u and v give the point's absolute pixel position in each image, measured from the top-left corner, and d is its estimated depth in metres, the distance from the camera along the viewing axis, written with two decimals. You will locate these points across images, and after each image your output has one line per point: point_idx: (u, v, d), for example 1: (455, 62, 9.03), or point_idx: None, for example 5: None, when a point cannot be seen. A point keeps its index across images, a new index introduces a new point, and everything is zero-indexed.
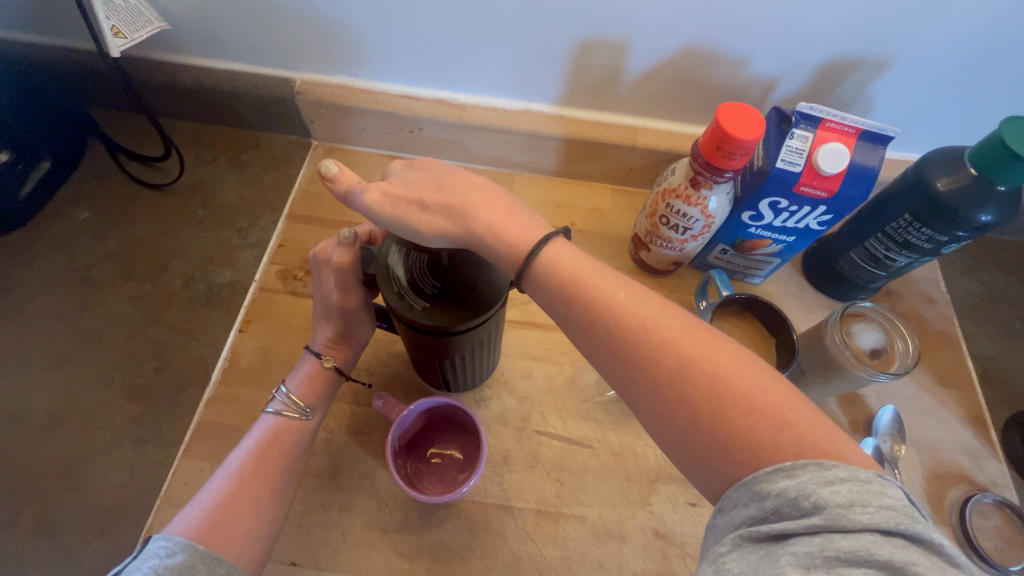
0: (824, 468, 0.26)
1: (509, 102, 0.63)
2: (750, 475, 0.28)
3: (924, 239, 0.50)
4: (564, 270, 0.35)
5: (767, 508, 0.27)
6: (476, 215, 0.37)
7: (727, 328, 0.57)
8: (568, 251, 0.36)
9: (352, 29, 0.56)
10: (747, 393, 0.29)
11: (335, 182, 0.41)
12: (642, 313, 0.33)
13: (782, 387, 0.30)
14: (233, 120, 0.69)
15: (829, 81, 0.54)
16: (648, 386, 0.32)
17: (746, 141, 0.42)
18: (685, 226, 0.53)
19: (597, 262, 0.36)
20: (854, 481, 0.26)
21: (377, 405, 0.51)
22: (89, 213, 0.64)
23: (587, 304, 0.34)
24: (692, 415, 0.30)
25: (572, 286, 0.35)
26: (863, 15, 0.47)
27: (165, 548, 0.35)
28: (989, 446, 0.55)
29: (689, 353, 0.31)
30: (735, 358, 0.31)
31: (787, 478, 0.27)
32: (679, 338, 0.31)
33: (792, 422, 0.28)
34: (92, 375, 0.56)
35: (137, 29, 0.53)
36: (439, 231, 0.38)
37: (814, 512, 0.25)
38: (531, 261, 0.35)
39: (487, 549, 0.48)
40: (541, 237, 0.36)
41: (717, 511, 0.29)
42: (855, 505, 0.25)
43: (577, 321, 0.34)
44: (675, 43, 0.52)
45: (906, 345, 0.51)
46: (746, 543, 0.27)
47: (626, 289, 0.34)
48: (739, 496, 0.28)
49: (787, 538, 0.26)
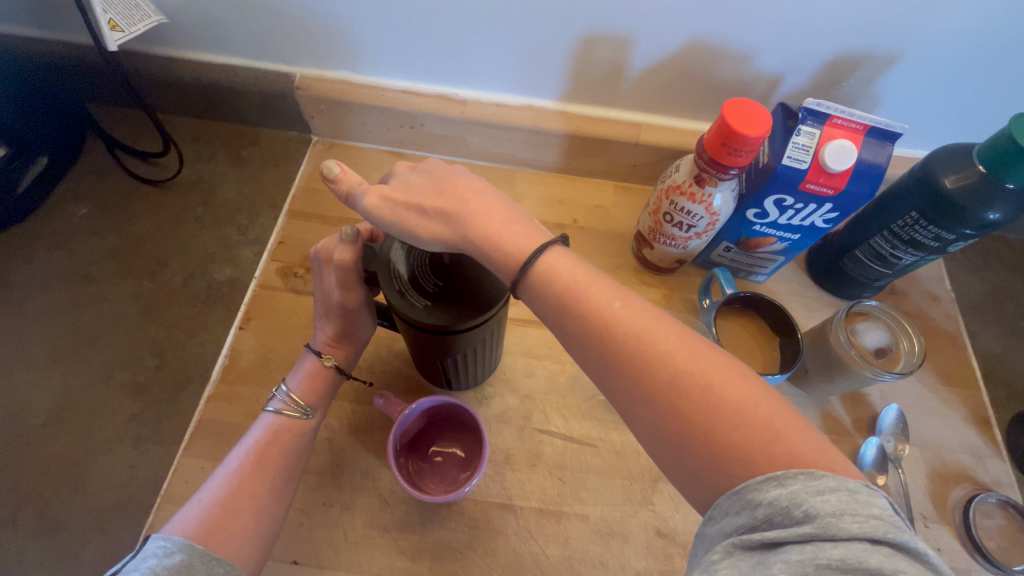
0: (815, 477, 0.26)
1: (511, 98, 0.62)
2: (742, 484, 0.27)
3: (931, 237, 0.49)
4: (561, 280, 0.34)
5: (760, 517, 0.26)
6: (476, 221, 0.37)
7: (731, 324, 0.56)
8: (566, 259, 0.35)
9: (351, 22, 0.55)
10: (738, 406, 0.29)
11: (337, 183, 0.41)
12: (637, 325, 0.32)
13: (773, 400, 0.29)
14: (232, 115, 0.68)
15: (835, 77, 0.53)
16: (640, 398, 0.31)
17: (753, 137, 0.42)
18: (689, 224, 0.53)
19: (594, 271, 0.35)
20: (844, 491, 0.26)
21: (378, 404, 0.51)
22: (88, 208, 0.64)
23: (583, 315, 0.33)
24: (683, 428, 0.30)
25: (568, 295, 0.34)
26: (869, 11, 0.46)
27: (164, 548, 0.34)
28: (993, 446, 0.55)
29: (682, 365, 0.30)
30: (728, 370, 0.30)
31: (779, 487, 0.26)
32: (673, 350, 0.31)
33: (784, 435, 0.28)
34: (91, 373, 0.55)
35: (135, 22, 0.52)
36: (438, 236, 0.38)
37: (805, 521, 0.25)
38: (527, 270, 0.35)
39: (489, 548, 0.48)
40: (539, 245, 0.36)
41: (706, 519, 0.29)
42: (845, 514, 0.25)
43: (572, 331, 0.34)
44: (678, 39, 0.51)
45: (912, 344, 0.51)
46: (738, 551, 0.26)
47: (621, 300, 0.33)
48: (731, 504, 0.28)
49: (779, 546, 0.25)
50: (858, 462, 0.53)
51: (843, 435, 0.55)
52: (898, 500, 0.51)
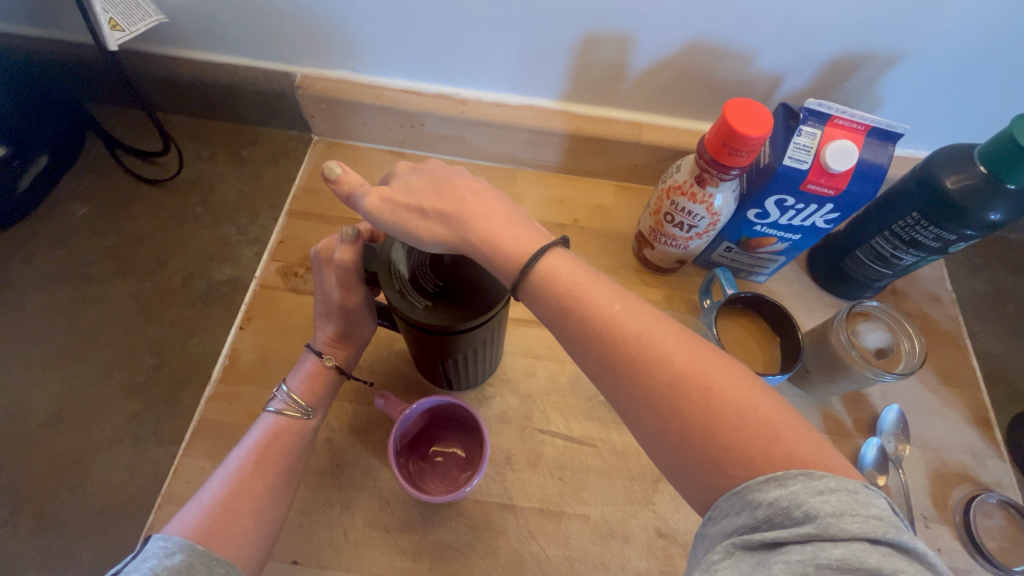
0: (814, 478, 0.26)
1: (512, 98, 0.62)
2: (742, 484, 0.27)
3: (932, 237, 0.49)
4: (561, 282, 0.34)
5: (760, 517, 0.26)
6: (476, 223, 0.37)
7: (731, 324, 0.56)
8: (566, 261, 0.35)
9: (352, 22, 0.55)
10: (737, 407, 0.29)
11: (338, 184, 0.41)
12: (637, 327, 0.32)
13: (773, 402, 0.29)
14: (232, 114, 0.68)
15: (837, 77, 0.53)
16: (640, 400, 0.31)
17: (754, 138, 0.41)
18: (690, 224, 0.53)
19: (594, 273, 0.35)
20: (844, 491, 0.26)
21: (379, 404, 0.51)
22: (87, 208, 0.64)
23: (583, 317, 0.33)
24: (683, 429, 0.30)
25: (569, 297, 0.34)
26: (871, 11, 0.46)
27: (165, 548, 0.34)
28: (993, 446, 0.55)
29: (682, 367, 0.30)
30: (728, 372, 0.30)
31: (779, 487, 0.26)
32: (674, 351, 0.31)
33: (783, 436, 0.28)
34: (91, 372, 0.55)
35: (135, 22, 0.52)
36: (439, 237, 0.38)
37: (805, 521, 0.25)
38: (528, 272, 0.35)
39: (489, 548, 0.48)
40: (540, 246, 0.35)
41: (706, 520, 0.29)
42: (845, 514, 0.25)
43: (572, 333, 0.34)
44: (679, 39, 0.51)
45: (912, 344, 0.51)
46: (738, 551, 0.26)
47: (621, 301, 0.33)
48: (731, 505, 0.28)
49: (779, 546, 0.25)
50: (858, 463, 0.53)
51: (844, 435, 0.55)
52: (899, 500, 0.51)
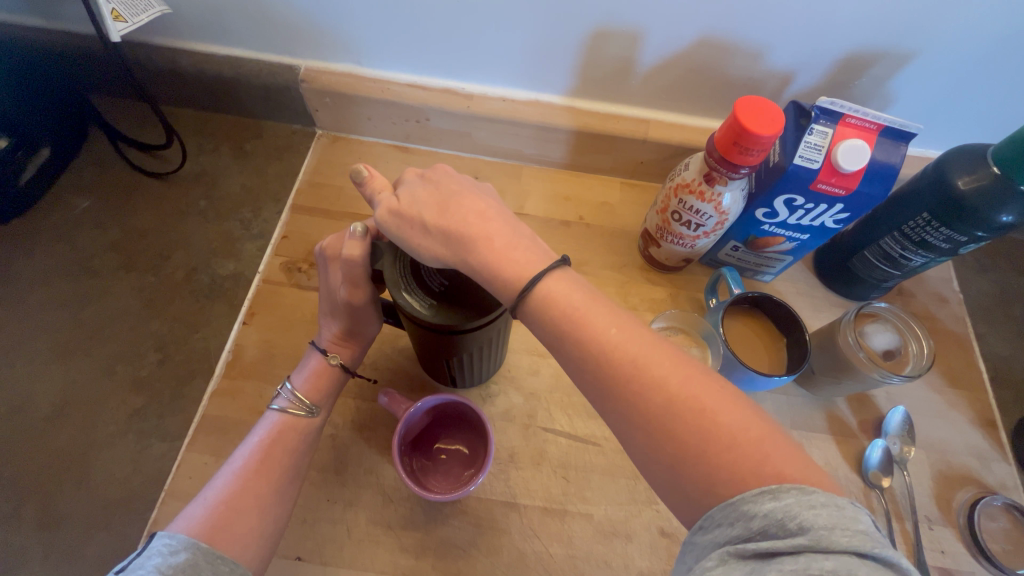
0: (807, 492, 0.26)
1: (520, 93, 0.61)
2: (736, 496, 0.27)
3: (942, 239, 0.49)
4: (559, 305, 0.34)
5: (754, 529, 0.26)
6: (483, 234, 0.36)
7: (736, 325, 0.56)
8: (565, 283, 0.35)
9: (358, 16, 0.54)
10: (729, 430, 0.29)
11: (364, 185, 0.41)
12: (633, 352, 0.32)
13: (763, 424, 0.29)
14: (236, 107, 0.67)
15: (850, 75, 0.52)
16: (634, 422, 0.31)
17: (765, 137, 0.41)
18: (697, 223, 0.52)
19: (593, 294, 0.35)
20: (833, 506, 0.26)
21: (383, 402, 0.50)
22: (90, 201, 0.64)
23: (580, 340, 0.33)
24: (676, 451, 0.29)
25: (567, 320, 0.34)
26: (886, 7, 0.45)
27: (169, 546, 0.34)
28: (998, 448, 0.55)
29: (677, 391, 0.30)
30: (719, 395, 0.30)
31: (773, 500, 0.26)
32: (669, 375, 0.31)
33: (772, 457, 0.28)
34: (93, 367, 0.55)
35: (138, 13, 0.52)
36: (439, 252, 0.37)
37: (799, 533, 0.25)
38: (526, 294, 0.34)
39: (493, 547, 0.48)
40: (540, 268, 0.35)
41: (697, 529, 0.29)
42: (836, 528, 0.25)
43: (569, 355, 0.34)
44: (689, 34, 0.50)
45: (920, 346, 0.51)
46: (732, 560, 0.26)
47: (618, 325, 0.33)
48: (724, 515, 0.27)
49: (772, 557, 0.25)
50: (863, 465, 0.53)
51: (849, 437, 0.55)
52: (903, 502, 0.51)
